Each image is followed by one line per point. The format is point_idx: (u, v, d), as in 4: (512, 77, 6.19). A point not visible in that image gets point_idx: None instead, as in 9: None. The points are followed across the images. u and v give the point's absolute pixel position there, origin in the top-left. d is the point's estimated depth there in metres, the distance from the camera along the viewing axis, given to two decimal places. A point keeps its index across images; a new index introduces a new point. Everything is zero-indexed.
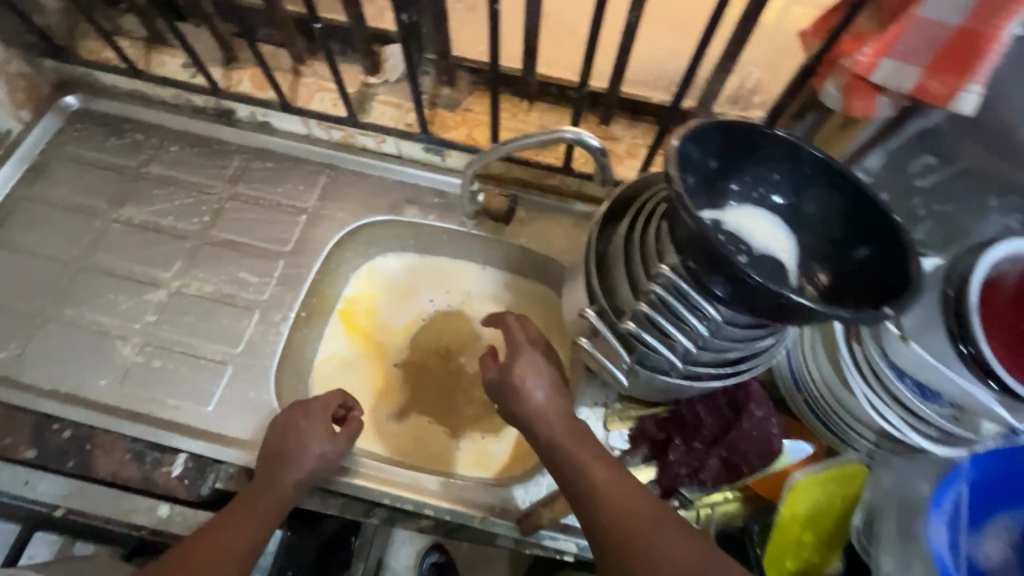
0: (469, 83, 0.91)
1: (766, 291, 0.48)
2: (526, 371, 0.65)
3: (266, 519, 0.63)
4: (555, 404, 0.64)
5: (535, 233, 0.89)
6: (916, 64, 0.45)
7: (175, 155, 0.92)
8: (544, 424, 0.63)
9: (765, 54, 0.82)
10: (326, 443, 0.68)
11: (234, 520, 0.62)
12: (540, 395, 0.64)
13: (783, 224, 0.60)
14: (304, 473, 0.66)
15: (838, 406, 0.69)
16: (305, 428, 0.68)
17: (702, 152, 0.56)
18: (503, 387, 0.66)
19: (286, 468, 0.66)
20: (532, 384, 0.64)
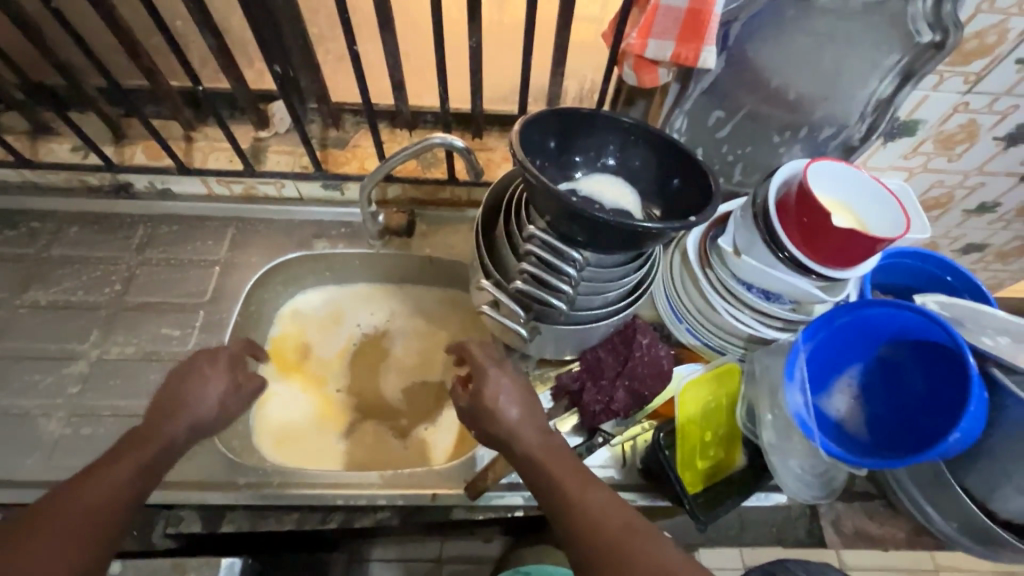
0: (353, 123, 1.02)
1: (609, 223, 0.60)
2: (495, 393, 0.68)
3: (156, 460, 0.63)
4: (526, 421, 0.67)
5: (438, 241, 1.00)
6: (669, 38, 0.62)
7: (76, 235, 0.95)
8: (518, 442, 0.65)
9: (595, 61, 1.00)
10: (221, 381, 0.75)
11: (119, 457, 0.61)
12: (509, 411, 0.67)
13: (621, 180, 0.74)
14: (196, 416, 0.69)
15: (709, 324, 0.82)
16: (199, 377, 0.73)
17: (542, 133, 0.69)
18: (479, 411, 0.68)
19: (174, 414, 0.68)
20: (503, 404, 0.67)
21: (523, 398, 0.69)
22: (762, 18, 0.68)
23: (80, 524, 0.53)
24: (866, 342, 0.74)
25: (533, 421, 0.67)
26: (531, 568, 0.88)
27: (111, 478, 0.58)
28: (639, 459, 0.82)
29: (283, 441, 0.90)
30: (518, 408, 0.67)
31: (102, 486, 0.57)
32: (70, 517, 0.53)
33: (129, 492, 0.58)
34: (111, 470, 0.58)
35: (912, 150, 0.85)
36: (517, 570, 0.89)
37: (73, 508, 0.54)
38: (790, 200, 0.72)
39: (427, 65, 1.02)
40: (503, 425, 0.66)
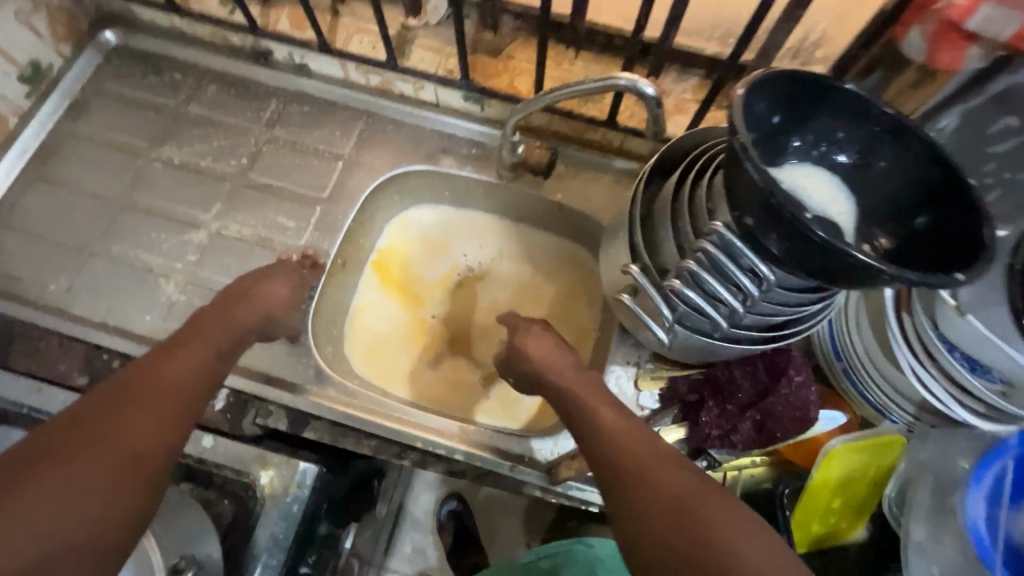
0: (513, 29, 0.87)
1: (828, 250, 0.47)
2: (530, 342, 0.71)
3: (222, 352, 0.63)
4: (560, 362, 0.68)
5: (574, 188, 0.87)
6: (1016, 11, 0.51)
7: (213, 96, 0.92)
8: (553, 376, 0.67)
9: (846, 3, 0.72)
10: (282, 282, 0.74)
11: (185, 348, 0.61)
12: (542, 357, 0.69)
13: (840, 185, 0.58)
14: (259, 309, 0.69)
15: (879, 378, 0.68)
16: (273, 278, 0.73)
17: (769, 103, 0.54)
18: (513, 360, 0.73)
19: (239, 309, 0.68)
20: (535, 350, 0.70)
21: (563, 354, 0.69)
22: None
23: (158, 409, 0.54)
24: None
25: (567, 363, 0.68)
26: (595, 543, 0.80)
27: (181, 367, 0.58)
28: (740, 492, 0.72)
29: (371, 353, 0.88)
30: (552, 354, 0.69)
31: (177, 371, 0.58)
32: (149, 396, 0.54)
33: (201, 377, 0.59)
34: (185, 354, 0.60)
35: None
36: (579, 541, 0.81)
37: (152, 388, 0.55)
38: None
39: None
40: (559, 384, 0.66)
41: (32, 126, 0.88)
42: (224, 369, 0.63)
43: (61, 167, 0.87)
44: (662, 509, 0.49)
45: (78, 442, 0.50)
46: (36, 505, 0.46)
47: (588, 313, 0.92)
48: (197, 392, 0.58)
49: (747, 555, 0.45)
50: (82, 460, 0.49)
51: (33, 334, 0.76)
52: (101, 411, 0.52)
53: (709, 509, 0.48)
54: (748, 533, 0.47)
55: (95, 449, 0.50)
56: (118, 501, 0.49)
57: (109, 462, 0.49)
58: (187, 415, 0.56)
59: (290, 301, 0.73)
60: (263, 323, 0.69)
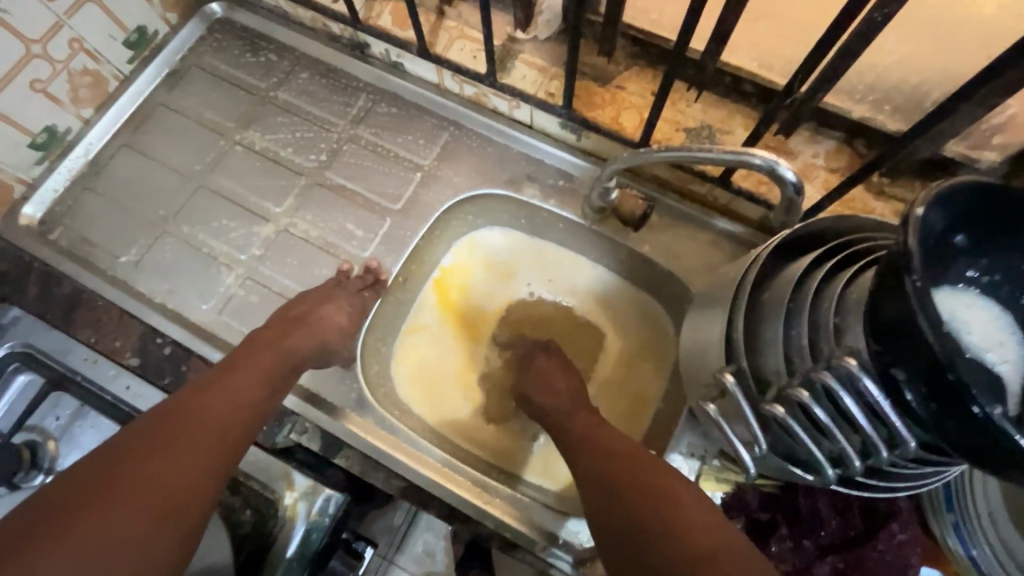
0: (628, 56, 0.78)
1: (1002, 440, 0.36)
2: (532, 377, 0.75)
3: (271, 384, 0.62)
4: (549, 389, 0.72)
5: (665, 243, 0.78)
6: None
7: (303, 83, 0.89)
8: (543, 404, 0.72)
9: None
10: (347, 309, 0.72)
11: (236, 379, 0.60)
12: (538, 390, 0.73)
13: (1018, 331, 0.45)
14: (314, 338, 0.68)
15: (1001, 550, 0.55)
16: (330, 304, 0.71)
17: (949, 218, 0.43)
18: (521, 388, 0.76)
19: (293, 337, 0.67)
20: (533, 384, 0.74)
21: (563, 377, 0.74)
22: None
23: (206, 446, 0.53)
24: None
25: (553, 386, 0.73)
26: None
27: (231, 401, 0.58)
28: None
29: (416, 380, 0.83)
30: (548, 384, 0.73)
31: (224, 406, 0.57)
32: (195, 432, 0.54)
33: (250, 412, 0.58)
34: (236, 385, 0.59)
35: None
36: None
37: (201, 424, 0.54)
38: None
39: (805, 14, 0.63)
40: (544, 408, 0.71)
41: (130, 91, 0.88)
42: (272, 404, 0.62)
43: (150, 136, 0.87)
44: (610, 480, 0.54)
45: (122, 482, 0.48)
46: (76, 547, 0.44)
47: (653, 381, 0.83)
48: (243, 430, 0.57)
49: (682, 500, 0.50)
50: (124, 502, 0.47)
51: (97, 304, 0.77)
52: (149, 444, 0.51)
53: (645, 476, 0.53)
54: (681, 489, 0.51)
55: (138, 491, 0.48)
56: (152, 552, 0.46)
57: (149, 508, 0.48)
58: (232, 454, 0.54)
59: (347, 329, 0.72)
60: (317, 353, 0.68)
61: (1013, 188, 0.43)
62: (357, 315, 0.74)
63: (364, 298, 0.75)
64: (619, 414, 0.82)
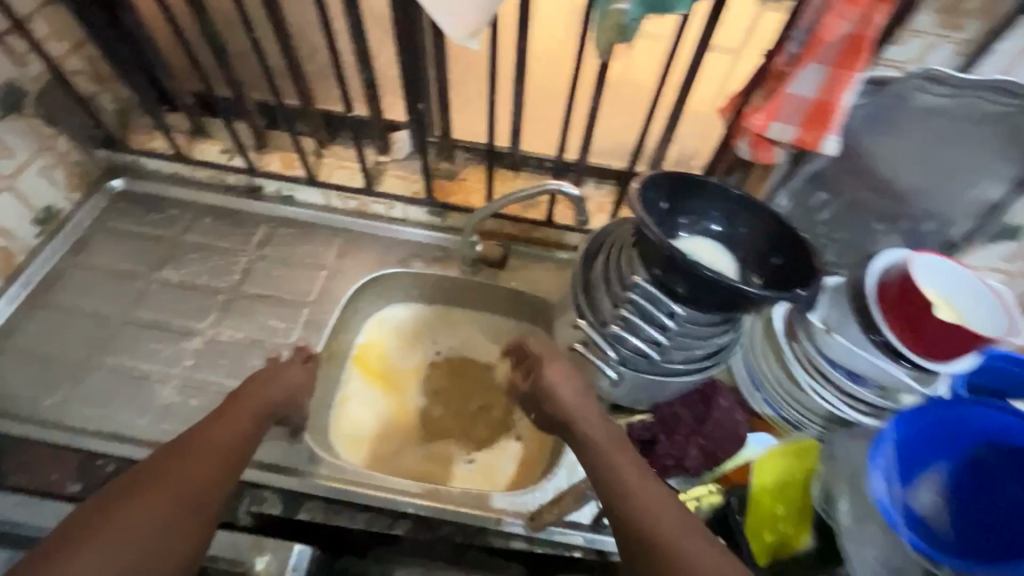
0: (464, 159, 1.10)
1: (717, 289, 0.64)
2: (561, 380, 0.70)
3: (257, 418, 0.70)
4: (587, 410, 0.68)
5: (525, 277, 1.05)
6: (793, 123, 0.66)
7: (209, 225, 1.07)
8: (579, 427, 0.66)
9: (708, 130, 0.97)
10: (300, 370, 0.79)
11: (230, 414, 0.68)
12: (574, 398, 0.69)
13: (721, 246, 0.78)
14: (290, 388, 0.77)
15: (789, 397, 0.83)
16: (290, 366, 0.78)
17: (658, 189, 0.74)
18: (538, 394, 0.71)
19: (269, 385, 0.74)
20: (565, 392, 0.69)
21: (591, 402, 0.69)
22: (878, 114, 0.72)
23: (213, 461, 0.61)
24: (956, 440, 0.73)
25: (572, 388, 0.69)
26: None
27: (228, 430, 0.65)
28: (705, 522, 0.77)
29: (355, 440, 0.97)
30: (580, 397, 0.69)
31: (223, 434, 0.64)
32: (204, 449, 0.62)
33: (244, 439, 0.66)
34: (229, 418, 0.67)
35: (1016, 254, 0.89)
36: None
37: (207, 444, 0.63)
38: (891, 279, 0.74)
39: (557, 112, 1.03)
40: (564, 413, 0.68)
41: (38, 261, 0.98)
42: (257, 437, 0.69)
43: (63, 293, 0.96)
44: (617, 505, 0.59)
45: (139, 493, 0.56)
46: (111, 536, 0.53)
47: None
48: (241, 452, 0.65)
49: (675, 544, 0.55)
50: (145, 506, 0.56)
51: (27, 448, 0.80)
52: (168, 458, 0.60)
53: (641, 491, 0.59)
54: (671, 524, 0.56)
55: (161, 495, 0.57)
56: (174, 546, 0.55)
57: (170, 507, 0.56)
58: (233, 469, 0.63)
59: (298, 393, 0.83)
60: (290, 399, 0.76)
61: (683, 171, 0.75)
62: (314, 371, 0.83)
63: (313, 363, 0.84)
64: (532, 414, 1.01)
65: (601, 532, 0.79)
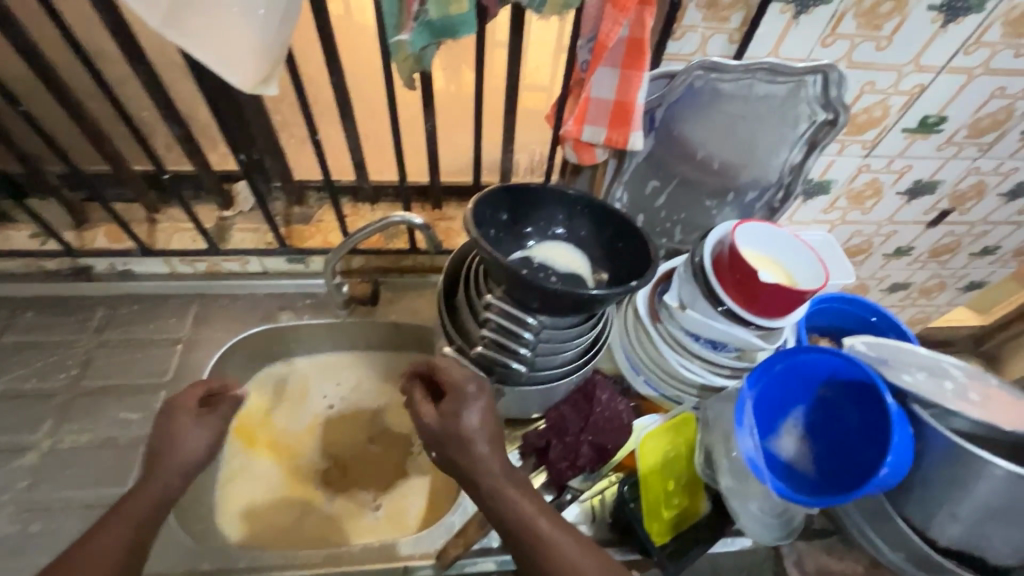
0: (317, 198, 1.05)
1: (557, 297, 0.66)
2: (473, 419, 0.65)
3: (146, 519, 0.65)
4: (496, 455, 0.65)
5: (404, 308, 1.03)
6: (602, 125, 0.70)
7: (32, 320, 0.94)
8: (488, 475, 0.64)
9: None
10: (199, 430, 0.74)
11: (111, 523, 0.64)
12: (484, 441, 0.65)
13: (571, 247, 0.80)
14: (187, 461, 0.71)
15: (664, 375, 0.87)
16: (186, 428, 0.73)
17: (493, 205, 0.74)
18: (448, 435, 0.66)
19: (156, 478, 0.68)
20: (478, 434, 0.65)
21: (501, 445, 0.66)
22: (680, 103, 0.78)
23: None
24: (804, 384, 0.79)
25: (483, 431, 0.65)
26: None
27: (107, 539, 0.62)
28: (609, 514, 0.83)
29: (247, 519, 0.89)
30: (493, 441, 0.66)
31: (104, 545, 0.62)
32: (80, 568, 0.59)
33: (125, 548, 0.62)
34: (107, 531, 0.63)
35: (829, 205, 1.01)
36: None
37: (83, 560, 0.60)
38: (722, 257, 0.79)
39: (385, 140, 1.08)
40: (474, 459, 0.64)
41: None
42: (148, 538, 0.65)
43: None
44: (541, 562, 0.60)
45: None
46: None
47: None
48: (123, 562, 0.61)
49: None
50: None
51: None
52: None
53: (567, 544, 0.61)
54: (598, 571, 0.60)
55: None
56: None
57: None
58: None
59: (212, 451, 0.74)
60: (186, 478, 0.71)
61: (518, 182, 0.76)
62: (223, 416, 0.77)
63: (221, 402, 0.77)
64: None
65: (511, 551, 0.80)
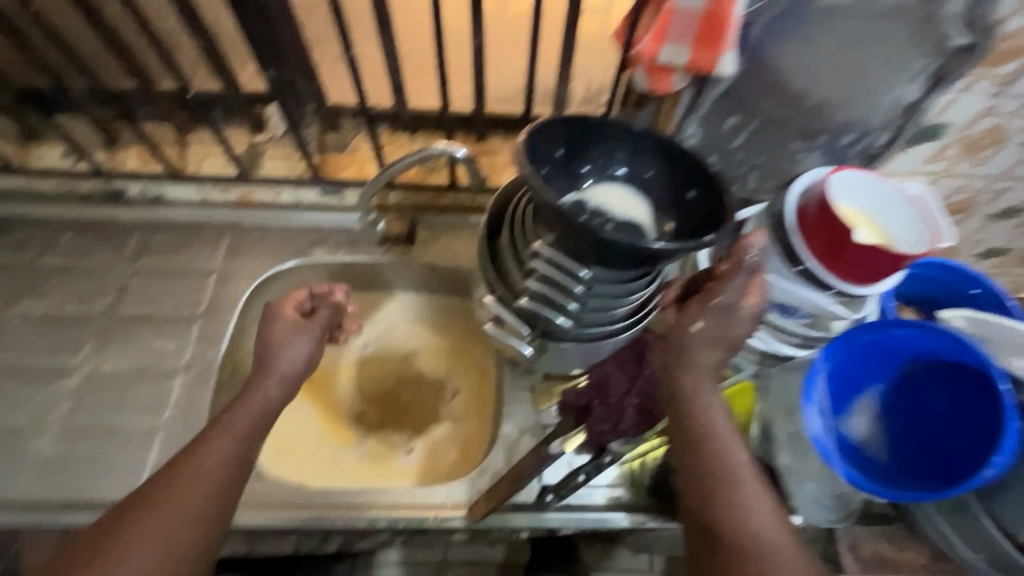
0: (352, 125, 0.98)
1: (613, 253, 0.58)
2: (708, 314, 0.52)
3: (254, 432, 0.61)
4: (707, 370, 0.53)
5: (441, 249, 0.96)
6: (685, 43, 0.59)
7: (68, 243, 0.92)
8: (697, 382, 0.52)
9: None
10: (300, 340, 0.69)
11: (214, 438, 0.59)
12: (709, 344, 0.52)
13: (632, 190, 0.71)
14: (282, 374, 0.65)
15: None
16: (287, 335, 0.68)
17: (548, 139, 0.65)
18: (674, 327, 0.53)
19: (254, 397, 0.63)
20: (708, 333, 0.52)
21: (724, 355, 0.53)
22: (784, 18, 0.64)
23: (195, 496, 0.55)
24: (888, 358, 0.69)
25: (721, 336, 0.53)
26: None
27: (211, 454, 0.58)
28: (648, 478, 0.79)
29: (283, 455, 0.88)
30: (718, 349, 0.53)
31: (210, 458, 0.57)
32: (189, 485, 0.55)
33: (233, 465, 0.58)
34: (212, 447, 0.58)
35: (937, 153, 0.85)
36: None
37: (187, 478, 0.56)
38: (809, 212, 0.68)
39: (426, 62, 0.98)
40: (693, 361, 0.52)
41: None
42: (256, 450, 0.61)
43: None
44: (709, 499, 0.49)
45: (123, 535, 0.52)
46: None
47: (487, 355, 0.98)
48: (232, 480, 0.58)
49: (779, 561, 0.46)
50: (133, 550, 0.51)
51: None
52: (145, 496, 0.55)
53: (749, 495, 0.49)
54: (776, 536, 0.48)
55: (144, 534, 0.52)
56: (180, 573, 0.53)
57: (166, 543, 0.53)
58: (228, 496, 0.57)
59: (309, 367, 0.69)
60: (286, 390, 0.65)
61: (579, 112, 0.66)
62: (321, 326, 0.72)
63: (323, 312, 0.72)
64: (463, 391, 0.96)
65: (544, 510, 0.78)
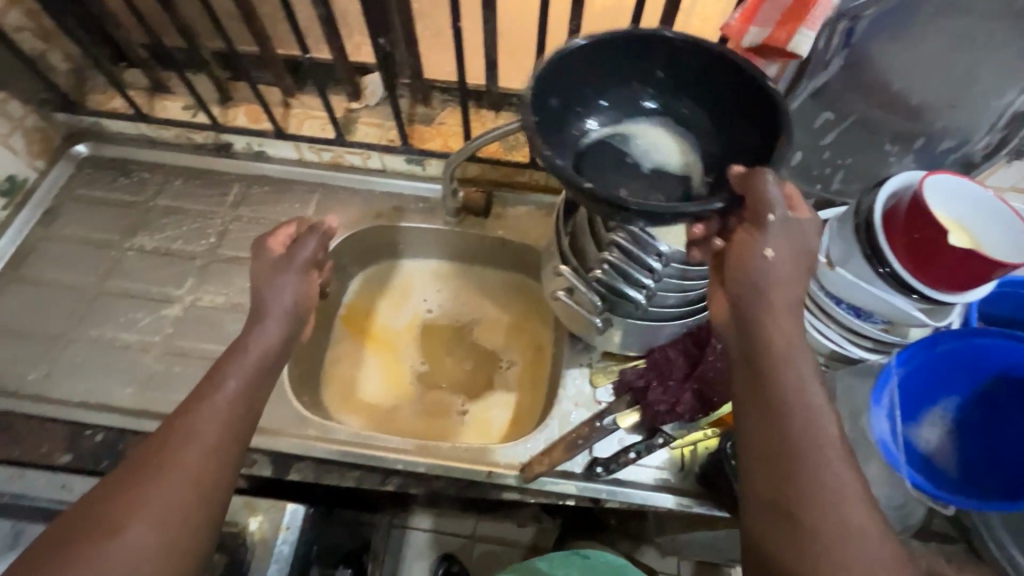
0: (442, 100, 1.02)
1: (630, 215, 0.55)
2: (783, 248, 0.54)
3: (249, 391, 0.58)
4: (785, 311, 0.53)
5: (512, 225, 1.00)
6: (768, 24, 0.64)
7: (180, 188, 1.02)
8: (775, 325, 0.53)
9: None
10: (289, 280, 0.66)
11: (207, 400, 0.55)
12: (784, 280, 0.54)
13: (652, 126, 0.71)
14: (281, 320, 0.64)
15: None
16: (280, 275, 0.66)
17: (576, 77, 0.66)
18: (747, 265, 0.54)
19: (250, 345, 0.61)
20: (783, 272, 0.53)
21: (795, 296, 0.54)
22: (896, 12, 0.63)
23: (202, 455, 0.52)
24: (965, 371, 0.68)
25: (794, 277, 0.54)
26: (591, 552, 0.87)
27: (209, 413, 0.54)
28: (698, 466, 0.80)
29: (348, 402, 0.95)
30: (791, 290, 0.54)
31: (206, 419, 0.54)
32: (189, 446, 0.52)
33: (232, 425, 0.55)
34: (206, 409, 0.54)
35: None
36: (575, 552, 0.87)
37: (185, 441, 0.52)
38: (899, 213, 0.67)
39: None
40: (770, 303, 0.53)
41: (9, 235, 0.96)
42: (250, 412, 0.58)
43: (37, 266, 0.95)
44: (786, 444, 0.50)
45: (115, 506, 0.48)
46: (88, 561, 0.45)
47: (545, 332, 1.01)
48: (234, 441, 0.55)
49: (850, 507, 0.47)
50: (135, 520, 0.47)
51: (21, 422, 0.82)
52: (138, 466, 0.50)
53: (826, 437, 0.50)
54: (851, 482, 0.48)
55: (155, 494, 0.49)
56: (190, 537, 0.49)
57: (176, 501, 0.49)
58: (230, 456, 0.54)
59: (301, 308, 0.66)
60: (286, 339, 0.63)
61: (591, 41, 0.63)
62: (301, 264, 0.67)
63: (303, 246, 0.68)
64: (519, 363, 0.99)
65: (593, 481, 0.80)
